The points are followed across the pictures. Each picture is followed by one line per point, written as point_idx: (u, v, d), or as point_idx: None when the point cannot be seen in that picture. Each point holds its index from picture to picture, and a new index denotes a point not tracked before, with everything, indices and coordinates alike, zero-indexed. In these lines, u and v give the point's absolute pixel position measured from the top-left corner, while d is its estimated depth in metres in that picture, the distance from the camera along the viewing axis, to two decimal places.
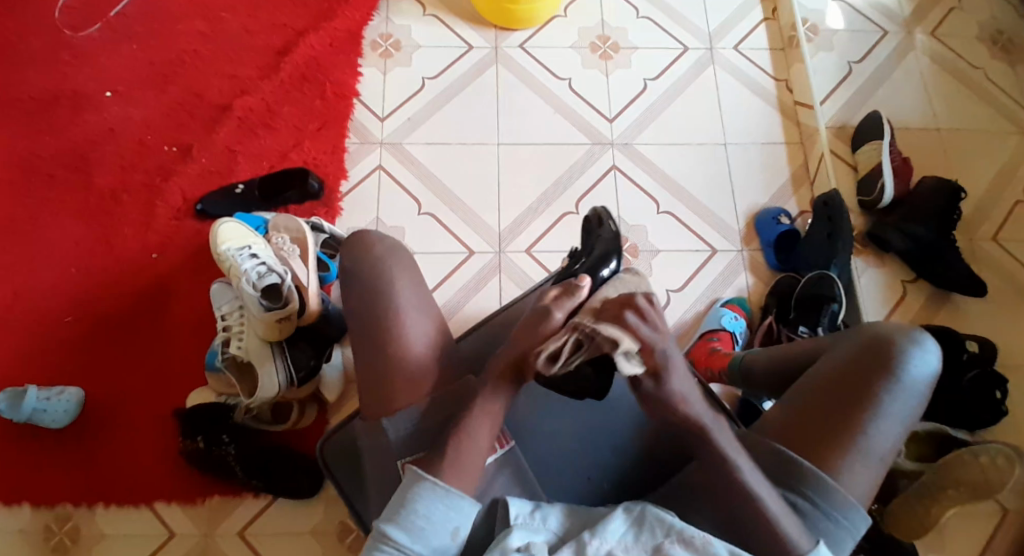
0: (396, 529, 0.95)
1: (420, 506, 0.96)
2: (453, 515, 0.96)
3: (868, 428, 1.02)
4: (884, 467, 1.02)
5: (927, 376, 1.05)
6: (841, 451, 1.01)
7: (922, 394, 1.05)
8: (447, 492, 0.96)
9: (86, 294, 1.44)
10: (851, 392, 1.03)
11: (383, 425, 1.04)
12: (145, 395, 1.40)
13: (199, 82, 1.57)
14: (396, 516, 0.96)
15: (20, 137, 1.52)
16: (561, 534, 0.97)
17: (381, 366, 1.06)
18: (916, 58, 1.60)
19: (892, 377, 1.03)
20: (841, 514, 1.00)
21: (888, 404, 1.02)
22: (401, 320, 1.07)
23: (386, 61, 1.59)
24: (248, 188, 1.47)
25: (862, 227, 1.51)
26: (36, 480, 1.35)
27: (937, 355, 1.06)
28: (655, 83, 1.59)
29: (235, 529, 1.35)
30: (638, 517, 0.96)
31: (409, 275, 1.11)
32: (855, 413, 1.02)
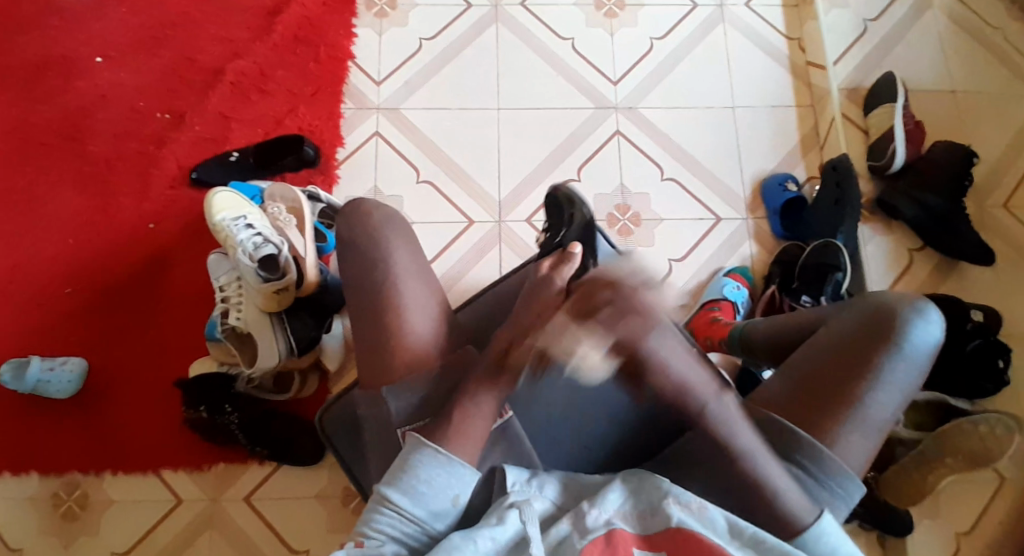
0: (396, 492, 0.92)
1: (421, 471, 0.93)
2: (454, 481, 0.93)
3: (866, 399, 1.00)
4: (881, 437, 1.01)
5: (930, 347, 1.03)
6: (837, 420, 1.00)
7: (923, 364, 1.03)
8: (449, 460, 0.93)
9: (84, 264, 1.43)
10: (851, 362, 1.02)
11: (384, 395, 1.02)
12: (148, 364, 1.40)
13: (191, 44, 1.53)
14: (395, 479, 0.93)
15: (10, 103, 1.50)
16: (559, 504, 0.94)
17: (376, 338, 1.04)
18: (934, 16, 1.54)
19: (893, 347, 1.02)
20: (837, 484, 0.99)
21: (887, 375, 1.01)
22: (400, 289, 1.06)
23: (381, 21, 1.54)
24: (243, 156, 1.45)
25: (871, 193, 1.47)
26: (44, 449, 1.37)
27: (939, 326, 1.04)
28: (661, 42, 1.54)
29: (241, 495, 1.37)
30: (636, 486, 0.93)
31: (406, 243, 1.10)
32: (854, 384, 1.01)
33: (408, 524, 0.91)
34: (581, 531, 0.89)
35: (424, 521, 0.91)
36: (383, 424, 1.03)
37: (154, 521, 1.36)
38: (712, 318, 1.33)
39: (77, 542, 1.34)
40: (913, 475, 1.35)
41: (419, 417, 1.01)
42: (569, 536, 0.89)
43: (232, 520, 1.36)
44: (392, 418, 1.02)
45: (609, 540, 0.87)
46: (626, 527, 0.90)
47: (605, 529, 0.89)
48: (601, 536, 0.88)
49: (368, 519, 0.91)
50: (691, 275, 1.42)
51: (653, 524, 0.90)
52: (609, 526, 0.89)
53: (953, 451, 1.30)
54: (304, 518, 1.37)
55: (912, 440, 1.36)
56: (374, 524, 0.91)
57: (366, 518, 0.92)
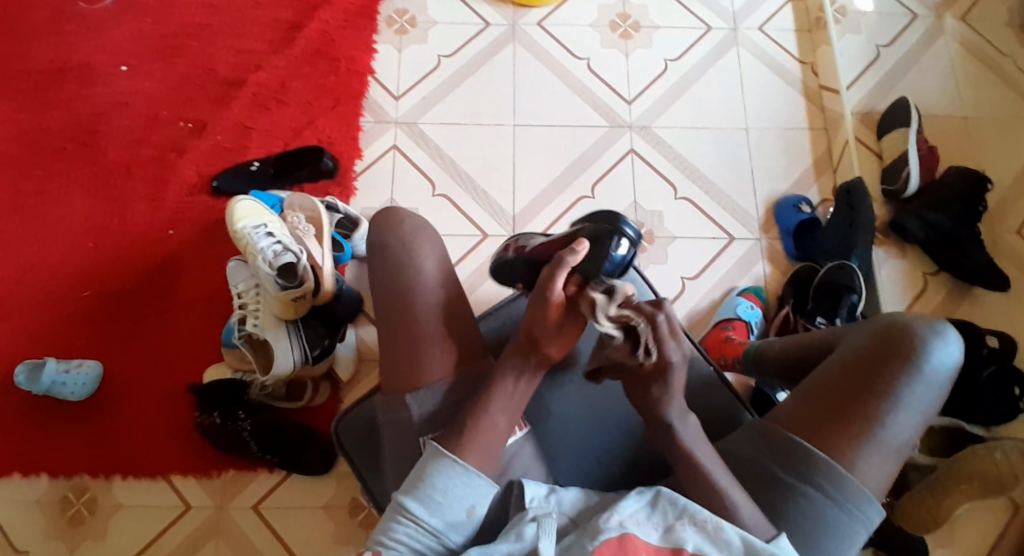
0: (416, 504, 0.91)
1: (438, 482, 0.92)
2: (470, 493, 0.93)
3: (885, 421, 0.99)
4: (900, 459, 1.01)
5: (949, 367, 1.02)
6: (855, 441, 0.99)
7: (942, 387, 1.02)
8: (467, 472, 0.93)
9: (101, 268, 1.45)
10: (870, 384, 1.01)
11: (405, 402, 1.03)
12: (160, 368, 1.41)
13: (213, 55, 1.56)
14: (414, 490, 0.92)
15: (34, 108, 1.53)
16: (573, 517, 0.93)
17: (403, 350, 1.04)
18: (946, 42, 1.56)
19: (913, 367, 1.01)
20: (854, 505, 0.99)
21: (905, 396, 1.00)
22: (426, 304, 1.05)
23: (400, 38, 1.57)
24: (262, 166, 1.48)
25: (885, 216, 1.48)
26: (54, 450, 1.38)
27: (958, 347, 1.03)
28: (675, 64, 1.56)
29: (249, 503, 1.37)
30: (652, 498, 0.91)
31: (436, 253, 1.09)
32: (873, 405, 1.00)
33: (426, 535, 0.91)
34: (592, 535, 0.88)
35: (442, 532, 0.91)
36: (399, 429, 1.04)
37: (161, 528, 1.36)
38: (725, 337, 1.34)
39: (84, 546, 1.34)
40: (927, 501, 1.32)
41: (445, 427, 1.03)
42: (578, 542, 0.88)
43: (239, 528, 1.36)
44: (412, 423, 1.03)
45: (621, 542, 0.87)
46: (640, 533, 0.88)
47: (617, 532, 0.88)
48: (613, 539, 0.87)
49: (386, 528, 0.91)
50: (704, 293, 1.43)
51: (666, 536, 0.89)
52: (621, 530, 0.88)
53: (969, 477, 1.31)
54: (311, 528, 1.37)
55: (928, 466, 1.34)
56: (392, 534, 0.90)
57: (383, 527, 0.91)
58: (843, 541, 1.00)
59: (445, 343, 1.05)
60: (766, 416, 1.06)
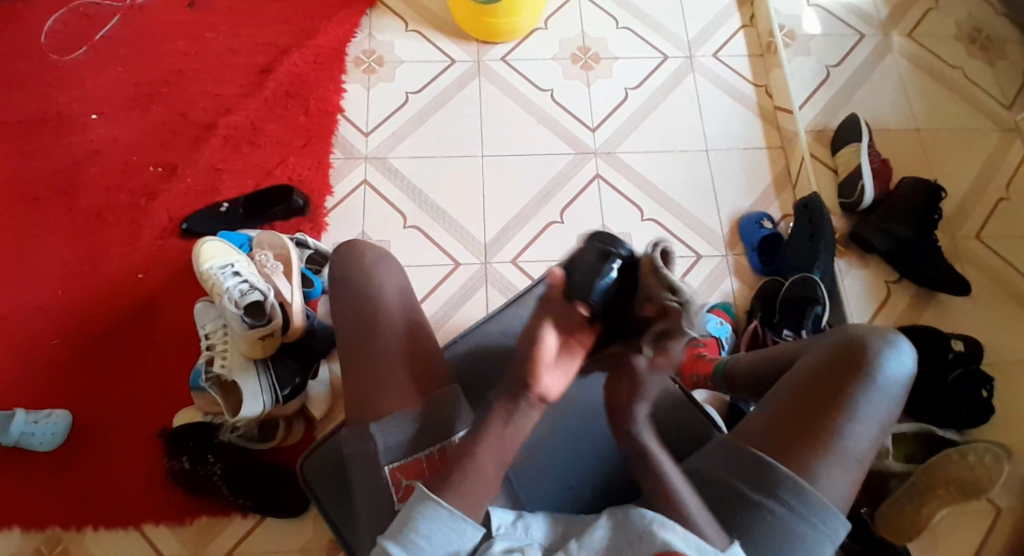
0: (396, 547, 0.90)
1: (421, 527, 0.91)
2: (454, 538, 0.91)
3: (846, 431, 1.02)
4: (862, 468, 1.02)
5: (902, 377, 1.06)
6: (818, 453, 1.01)
7: (897, 396, 1.05)
8: (449, 513, 0.91)
9: (72, 315, 1.44)
10: (828, 396, 1.03)
11: (371, 432, 1.02)
12: (134, 412, 1.39)
13: (184, 101, 1.58)
14: (395, 534, 0.91)
15: (4, 158, 1.53)
16: (547, 544, 0.94)
17: (373, 379, 1.05)
18: (894, 60, 1.63)
19: (868, 378, 1.04)
20: (819, 519, 0.99)
21: (863, 406, 1.03)
22: (391, 336, 1.07)
23: (369, 77, 1.60)
24: (233, 206, 1.48)
25: (844, 228, 1.52)
26: (25, 502, 1.34)
27: (910, 357, 1.07)
28: (636, 92, 1.60)
29: (224, 549, 1.34)
30: (623, 520, 0.93)
31: (398, 287, 1.12)
32: (833, 416, 1.02)
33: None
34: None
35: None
36: (366, 461, 1.03)
37: None
38: (698, 353, 1.35)
39: None
40: (908, 509, 1.32)
41: (413, 454, 1.02)
42: None
43: None
44: (378, 455, 1.02)
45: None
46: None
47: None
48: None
49: None
50: None
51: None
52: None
53: (944, 481, 1.31)
54: None
55: (905, 473, 1.35)
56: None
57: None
58: None
59: (410, 360, 1.07)
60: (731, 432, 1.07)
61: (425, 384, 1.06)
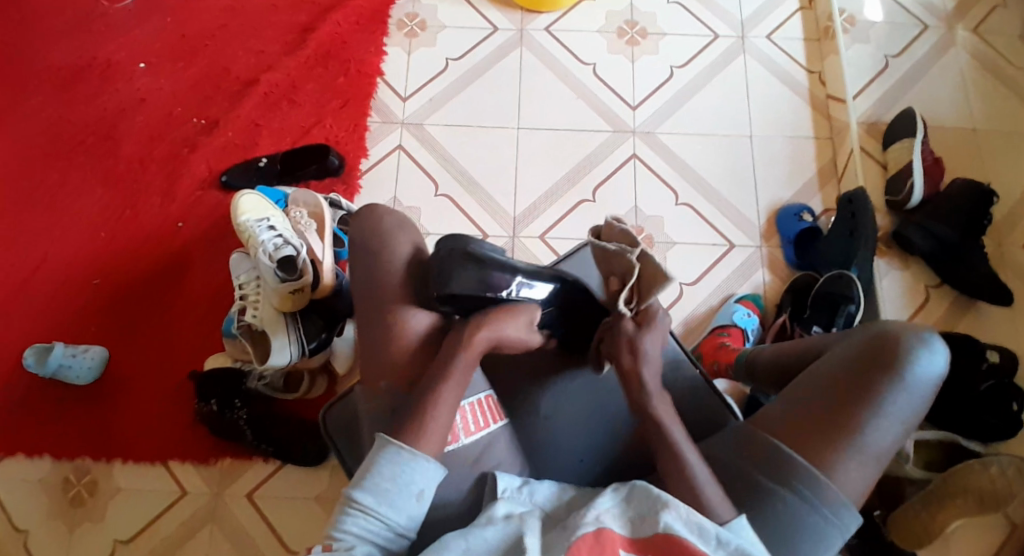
0: (362, 491, 0.93)
1: (384, 469, 0.94)
2: (417, 477, 0.95)
3: (866, 428, 0.99)
4: (880, 465, 1.00)
5: (934, 378, 1.02)
6: (836, 447, 0.99)
7: (926, 396, 1.02)
8: (414, 456, 0.95)
9: (112, 258, 1.49)
10: (852, 391, 1.01)
11: (382, 391, 1.06)
12: (164, 355, 1.45)
13: (229, 54, 1.60)
14: (357, 480, 0.94)
15: (56, 101, 1.58)
16: (547, 509, 0.95)
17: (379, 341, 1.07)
18: (957, 53, 1.55)
19: (896, 376, 1.01)
20: (830, 510, 0.98)
21: (888, 403, 1.00)
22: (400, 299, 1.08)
23: (410, 41, 1.60)
24: (270, 162, 1.51)
25: (887, 227, 1.46)
26: (59, 432, 1.42)
27: (944, 357, 1.03)
28: (681, 71, 1.56)
29: (244, 491, 1.40)
30: (628, 493, 0.92)
31: (410, 249, 1.12)
32: (855, 411, 1.00)
33: (375, 523, 0.92)
34: (570, 532, 0.88)
35: (391, 520, 0.93)
36: (377, 419, 1.06)
37: (158, 511, 1.39)
38: (719, 344, 1.34)
39: (82, 527, 1.37)
40: (921, 516, 1.30)
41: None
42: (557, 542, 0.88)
43: (233, 515, 1.38)
44: (388, 415, 1.05)
45: (597, 538, 0.87)
46: (616, 528, 0.89)
47: (594, 527, 0.89)
48: (590, 533, 0.88)
49: (336, 521, 0.92)
50: (701, 300, 1.43)
51: (641, 529, 0.89)
52: (597, 525, 0.89)
53: (964, 491, 1.28)
54: (303, 517, 1.39)
55: (923, 480, 1.32)
56: (339, 528, 0.92)
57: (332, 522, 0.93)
58: (817, 546, 0.99)
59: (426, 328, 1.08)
60: (751, 419, 1.06)
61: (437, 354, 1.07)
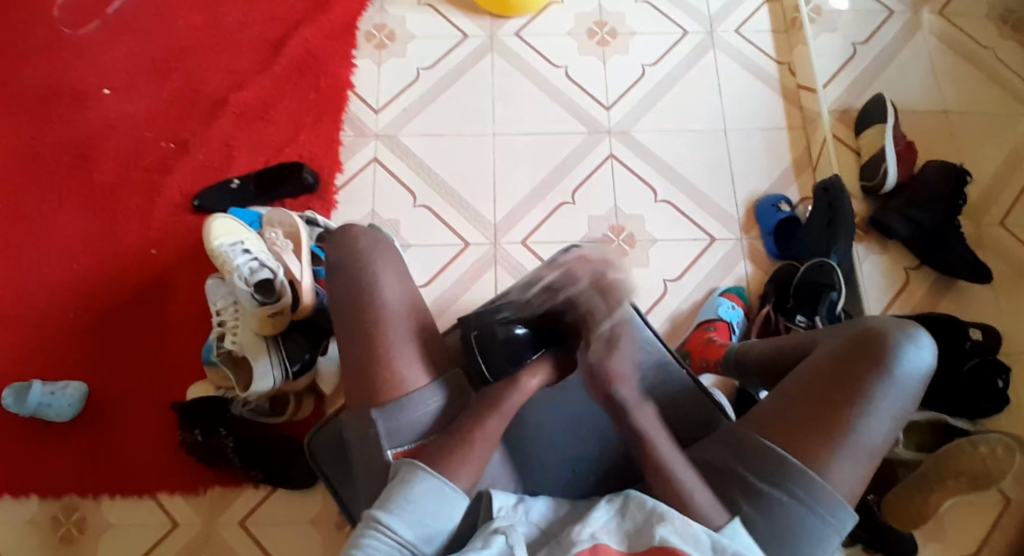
0: (387, 513, 0.94)
1: (411, 494, 0.96)
2: (441, 504, 0.96)
3: (858, 424, 1.00)
4: (873, 462, 1.01)
5: (921, 373, 1.03)
6: (830, 446, 0.99)
7: (915, 391, 1.03)
8: (451, 492, 0.96)
9: (87, 289, 1.46)
10: (844, 390, 1.02)
11: (372, 417, 1.06)
12: (146, 386, 1.42)
13: (195, 75, 1.58)
14: (390, 505, 0.95)
15: (19, 132, 1.54)
16: (542, 526, 0.94)
17: (368, 360, 1.09)
18: (924, 39, 1.56)
19: (885, 373, 1.02)
20: (826, 509, 0.98)
21: (879, 401, 1.01)
22: (386, 315, 1.11)
23: (380, 52, 1.58)
24: (243, 183, 1.48)
25: (865, 213, 1.47)
26: (43, 471, 1.38)
27: (930, 352, 1.05)
28: (654, 69, 1.56)
29: (237, 518, 1.38)
30: (622, 505, 0.91)
31: (392, 270, 1.16)
32: (847, 409, 1.01)
33: (403, 550, 0.93)
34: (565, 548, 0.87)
35: (420, 549, 0.93)
36: (367, 444, 1.08)
37: (151, 545, 1.36)
38: (707, 338, 1.34)
39: None
40: (914, 497, 1.30)
41: (414, 441, 1.06)
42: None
43: (228, 543, 1.36)
44: (379, 439, 1.06)
45: (593, 553, 0.86)
46: (612, 543, 0.88)
47: (590, 543, 0.88)
48: (587, 549, 0.87)
49: (360, 543, 0.93)
50: (685, 296, 1.43)
51: (637, 543, 0.88)
52: (593, 540, 0.88)
53: (955, 473, 1.27)
54: (299, 541, 1.37)
55: (914, 462, 1.33)
56: (368, 549, 0.92)
57: (358, 543, 0.93)
58: (814, 547, 0.99)
59: (414, 347, 1.11)
60: (742, 419, 1.06)
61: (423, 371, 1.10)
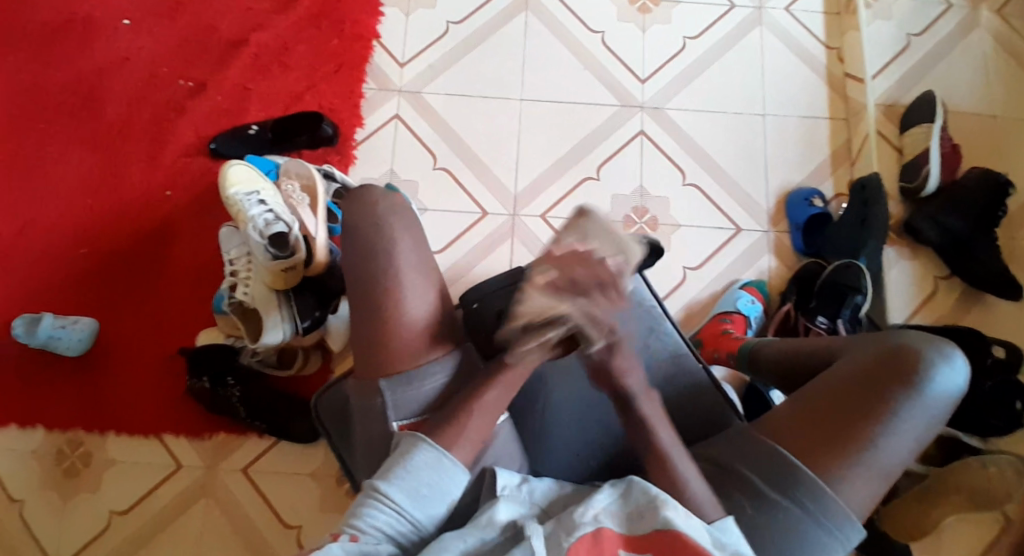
0: (389, 484, 0.92)
1: (413, 467, 0.93)
2: (443, 478, 0.94)
3: (877, 441, 0.96)
4: (888, 480, 0.97)
5: (949, 396, 0.99)
6: (845, 461, 0.96)
7: (942, 411, 0.99)
8: (452, 465, 0.94)
9: (99, 226, 1.45)
10: (868, 404, 0.98)
11: (380, 388, 1.03)
12: (156, 328, 1.42)
13: (216, 13, 1.53)
14: (390, 474, 0.93)
15: (36, 59, 1.51)
16: (544, 507, 0.94)
17: (377, 333, 1.04)
18: (980, 35, 1.48)
19: (914, 391, 0.98)
20: (834, 524, 0.96)
21: (903, 419, 0.97)
22: (401, 286, 1.04)
23: (409, 2, 1.53)
24: (261, 130, 1.45)
25: (900, 215, 1.42)
26: (49, 404, 1.40)
27: (963, 373, 1.00)
28: (693, 43, 1.50)
29: (238, 466, 1.39)
30: (625, 489, 0.91)
31: (409, 236, 1.08)
32: (868, 425, 0.97)
33: (402, 522, 0.91)
34: (568, 529, 0.87)
35: (418, 520, 0.92)
36: (370, 415, 1.03)
37: (152, 485, 1.38)
38: (721, 330, 1.31)
39: (76, 498, 1.37)
40: (915, 509, 1.29)
41: (419, 414, 1.03)
42: (555, 535, 0.87)
43: (228, 490, 1.38)
44: (384, 412, 1.02)
45: (596, 538, 0.87)
46: (613, 527, 0.88)
47: (592, 527, 0.88)
48: (588, 534, 0.87)
49: (360, 513, 0.90)
50: (704, 285, 1.40)
51: (639, 528, 0.88)
52: (596, 524, 0.87)
53: (957, 488, 1.27)
54: (298, 495, 1.38)
55: (920, 474, 1.32)
56: (367, 517, 0.90)
57: (355, 511, 0.91)
58: None
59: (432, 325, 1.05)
60: (756, 423, 1.03)
61: (437, 345, 1.05)
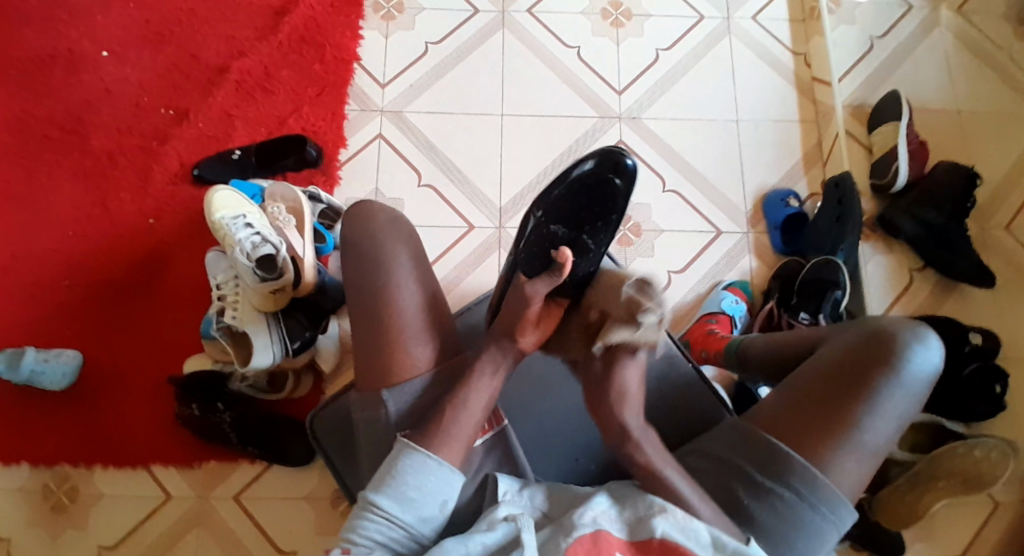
0: (382, 496, 0.92)
1: (408, 477, 0.94)
2: (441, 487, 0.94)
3: (863, 424, 0.98)
4: (875, 461, 0.99)
5: (928, 375, 1.01)
6: (834, 445, 0.98)
7: (921, 390, 1.01)
8: (438, 465, 0.94)
9: (81, 257, 1.43)
10: (851, 388, 1.00)
11: (383, 398, 1.01)
12: (142, 358, 1.40)
13: (195, 40, 1.53)
14: (383, 485, 0.93)
15: (13, 93, 1.50)
16: (546, 511, 0.93)
17: (378, 348, 1.02)
18: (941, 35, 1.54)
19: (893, 372, 1.00)
20: (829, 508, 0.98)
21: (885, 401, 0.99)
22: (400, 302, 1.03)
23: (387, 24, 1.55)
24: (244, 154, 1.45)
25: (873, 211, 1.46)
26: (33, 441, 1.36)
27: (939, 353, 1.03)
28: (667, 54, 1.54)
29: (230, 493, 1.36)
30: (620, 495, 0.93)
31: (406, 248, 1.07)
32: (852, 408, 0.99)
33: (395, 529, 0.92)
34: (567, 530, 0.89)
35: (412, 526, 0.93)
36: (373, 427, 1.02)
37: (143, 517, 1.35)
38: (708, 330, 1.31)
39: (65, 535, 1.33)
40: (907, 499, 1.29)
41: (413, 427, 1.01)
42: (554, 539, 0.89)
43: (221, 518, 1.35)
44: (386, 423, 1.01)
45: (595, 539, 0.88)
46: (613, 529, 0.90)
47: (591, 528, 0.89)
48: (588, 534, 0.88)
49: (355, 525, 0.92)
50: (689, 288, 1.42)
51: (637, 531, 0.90)
52: (595, 526, 0.89)
53: (947, 474, 1.27)
54: (294, 518, 1.36)
55: (909, 462, 1.31)
56: (361, 530, 0.91)
57: (352, 523, 0.92)
58: (812, 542, 0.98)
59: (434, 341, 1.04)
60: (745, 415, 1.05)
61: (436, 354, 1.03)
